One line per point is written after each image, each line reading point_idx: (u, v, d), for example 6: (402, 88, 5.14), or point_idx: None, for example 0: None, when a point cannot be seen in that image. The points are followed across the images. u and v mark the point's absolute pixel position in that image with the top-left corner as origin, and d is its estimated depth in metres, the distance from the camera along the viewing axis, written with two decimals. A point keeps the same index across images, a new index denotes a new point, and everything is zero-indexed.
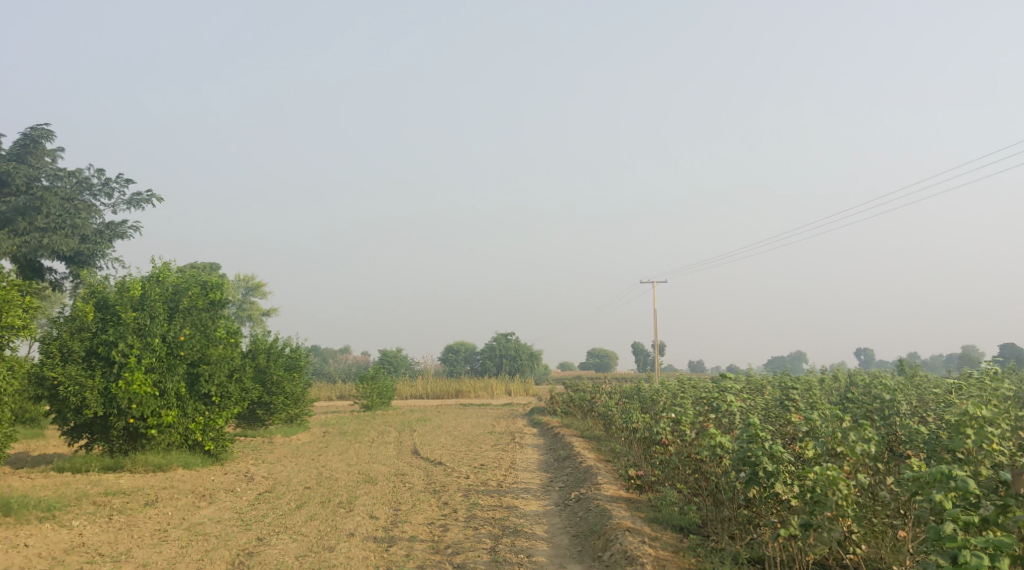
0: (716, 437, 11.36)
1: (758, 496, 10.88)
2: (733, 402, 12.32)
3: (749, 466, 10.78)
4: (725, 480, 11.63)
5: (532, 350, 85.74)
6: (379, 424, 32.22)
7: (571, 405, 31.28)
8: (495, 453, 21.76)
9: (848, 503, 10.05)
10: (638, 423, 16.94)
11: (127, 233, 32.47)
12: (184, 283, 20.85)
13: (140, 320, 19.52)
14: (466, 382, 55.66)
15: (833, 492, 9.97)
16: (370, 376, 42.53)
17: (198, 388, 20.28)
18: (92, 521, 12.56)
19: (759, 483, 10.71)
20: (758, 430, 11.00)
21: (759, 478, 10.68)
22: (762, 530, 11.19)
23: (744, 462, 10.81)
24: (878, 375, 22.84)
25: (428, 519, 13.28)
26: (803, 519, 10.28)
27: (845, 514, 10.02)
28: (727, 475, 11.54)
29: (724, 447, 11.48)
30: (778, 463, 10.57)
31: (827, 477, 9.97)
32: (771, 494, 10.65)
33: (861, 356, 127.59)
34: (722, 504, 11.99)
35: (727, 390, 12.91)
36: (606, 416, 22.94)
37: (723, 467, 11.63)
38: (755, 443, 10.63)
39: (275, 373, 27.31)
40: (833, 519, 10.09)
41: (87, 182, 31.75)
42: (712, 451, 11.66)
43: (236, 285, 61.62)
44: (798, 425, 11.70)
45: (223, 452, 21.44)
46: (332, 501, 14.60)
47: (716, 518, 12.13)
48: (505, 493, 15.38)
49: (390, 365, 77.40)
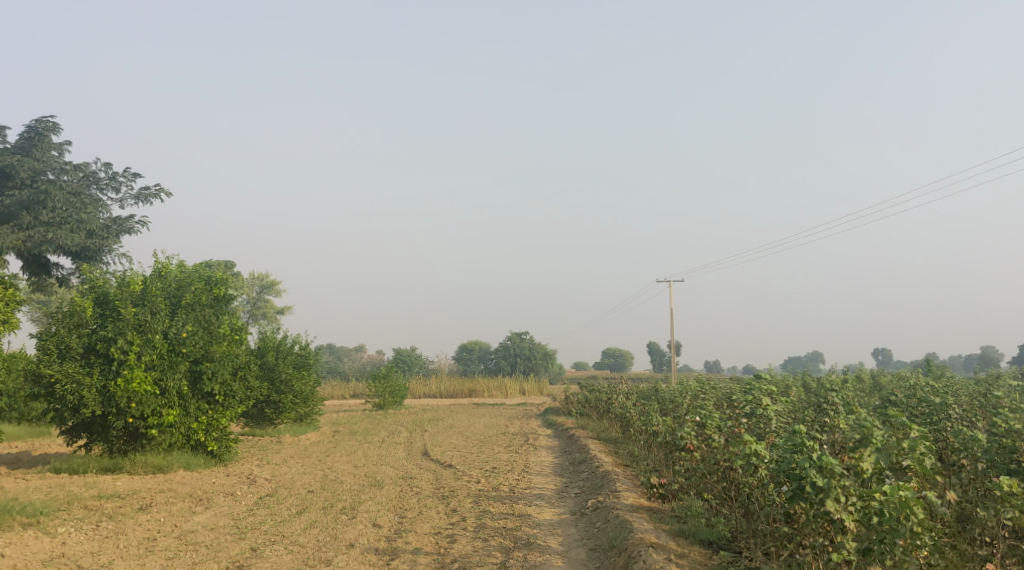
0: (752, 445, 10.60)
1: (805, 513, 10.07)
2: (770, 406, 11.54)
3: (794, 480, 10.03)
4: (761, 492, 10.84)
5: (548, 350, 84.91)
6: (391, 423, 31.50)
7: (586, 406, 30.43)
8: (508, 455, 20.96)
9: (924, 530, 9.56)
10: (659, 426, 16.09)
11: (135, 228, 31.83)
12: (188, 278, 20.15)
13: (140, 316, 18.81)
14: (480, 381, 54.95)
15: (906, 517, 9.47)
16: (382, 374, 41.82)
17: (200, 386, 19.56)
18: (77, 528, 11.85)
19: (805, 498, 9.94)
20: (803, 438, 10.23)
21: (807, 493, 9.90)
22: (806, 551, 10.33)
23: (789, 476, 10.04)
24: (907, 377, 21.90)
25: (434, 529, 12.47)
26: (862, 544, 9.71)
27: (922, 543, 9.47)
28: (763, 486, 10.75)
29: (760, 456, 10.73)
30: (829, 479, 9.78)
31: (899, 498, 9.48)
32: (821, 513, 9.85)
33: (880, 356, 126.14)
34: (754, 517, 11.24)
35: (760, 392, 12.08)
36: (624, 418, 22.09)
37: (759, 478, 10.83)
38: (805, 455, 9.88)
39: (283, 371, 26.59)
40: (908, 549, 9.55)
41: (94, 177, 31.14)
42: (747, 461, 10.90)
43: (251, 283, 61.15)
44: (846, 433, 10.88)
45: (228, 453, 20.68)
46: (334, 507, 13.80)
47: (748, 532, 11.33)
48: (517, 500, 14.55)
49: (404, 364, 76.78)
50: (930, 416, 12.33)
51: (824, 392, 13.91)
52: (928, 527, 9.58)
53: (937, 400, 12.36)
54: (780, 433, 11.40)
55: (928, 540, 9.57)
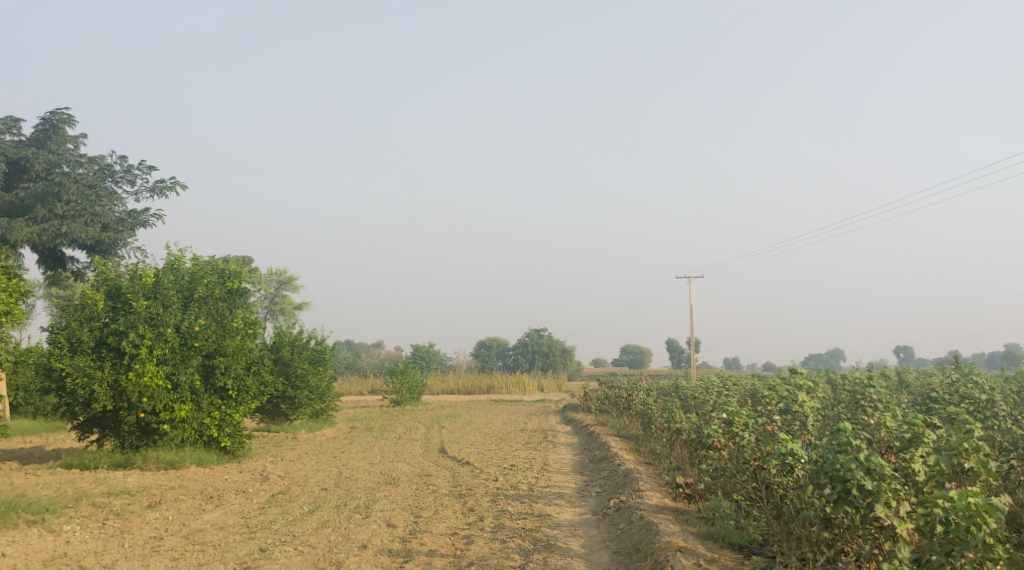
0: (789, 444, 10.18)
1: (853, 520, 9.59)
2: (806, 404, 11.06)
3: (838, 482, 9.52)
4: (796, 494, 10.41)
5: (566, 346, 84.40)
6: (409, 420, 31.03)
7: (605, 403, 29.95)
8: (526, 453, 20.52)
9: (995, 542, 9.13)
10: (684, 423, 15.56)
11: (150, 221, 31.58)
12: (201, 271, 19.79)
13: (152, 310, 18.48)
14: (498, 377, 54.55)
15: (978, 528, 9.01)
16: (400, 370, 41.47)
17: (213, 381, 19.24)
18: (83, 526, 11.49)
19: (851, 503, 9.46)
20: (848, 437, 9.71)
21: (854, 496, 9.41)
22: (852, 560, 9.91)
23: (833, 478, 9.54)
24: (936, 376, 21.30)
25: (450, 529, 12.04)
26: (917, 553, 9.30)
27: (994, 555, 9.06)
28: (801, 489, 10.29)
29: (796, 456, 10.31)
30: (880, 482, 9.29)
31: (971, 507, 9.02)
32: (870, 519, 9.41)
33: (901, 353, 124.84)
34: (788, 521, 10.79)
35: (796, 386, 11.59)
36: (645, 415, 21.61)
37: (795, 479, 10.40)
38: (852, 456, 9.39)
39: (299, 366, 26.22)
40: (979, 561, 9.13)
41: (109, 170, 30.92)
42: (781, 461, 10.46)
43: (268, 279, 61.03)
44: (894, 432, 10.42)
45: (241, 449, 20.32)
46: (348, 505, 13.39)
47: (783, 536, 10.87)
48: (536, 499, 14.09)
49: (422, 360, 76.47)
50: (975, 412, 11.86)
51: (859, 390, 13.43)
52: (1001, 538, 9.15)
53: (983, 397, 11.85)
54: (814, 430, 10.95)
55: (1001, 552, 9.11)
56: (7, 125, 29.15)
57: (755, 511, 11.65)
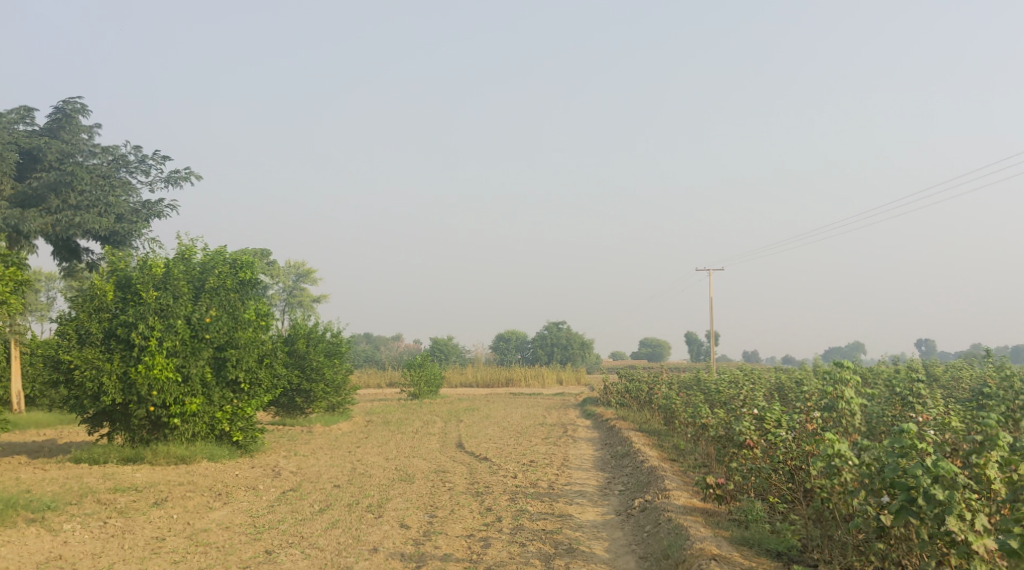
0: (837, 445, 9.54)
1: (922, 534, 8.97)
2: (856, 403, 10.43)
3: (901, 490, 8.89)
4: (843, 498, 9.80)
5: (585, 339, 83.71)
6: (427, 413, 30.52)
7: (625, 396, 29.29)
8: (546, 447, 19.93)
9: None
10: (710, 419, 14.93)
11: (164, 212, 31.20)
12: (212, 261, 19.31)
13: (162, 301, 18.01)
14: (517, 370, 54.01)
15: None
16: (418, 362, 40.99)
17: (224, 373, 18.76)
18: (84, 525, 11.03)
19: (916, 512, 8.84)
20: (912, 440, 9.12)
21: (920, 507, 8.78)
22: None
23: (896, 485, 8.92)
24: (970, 370, 20.52)
25: (466, 531, 11.48)
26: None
27: None
28: (853, 494, 9.65)
29: (844, 458, 9.67)
30: (950, 491, 8.69)
31: None
32: (942, 533, 8.76)
33: (923, 346, 123.38)
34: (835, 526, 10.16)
35: (842, 381, 10.89)
36: (667, 410, 20.97)
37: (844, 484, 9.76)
38: (919, 461, 8.78)
39: (314, 359, 25.72)
40: None
41: (124, 160, 30.55)
42: (826, 464, 9.83)
43: (286, 272, 60.73)
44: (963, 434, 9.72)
45: (253, 443, 19.85)
46: (360, 504, 12.86)
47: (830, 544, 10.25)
48: (557, 498, 13.50)
49: (441, 354, 76.05)
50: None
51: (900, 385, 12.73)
52: None
53: None
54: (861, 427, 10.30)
55: None
56: (21, 115, 28.83)
57: (793, 514, 11.04)
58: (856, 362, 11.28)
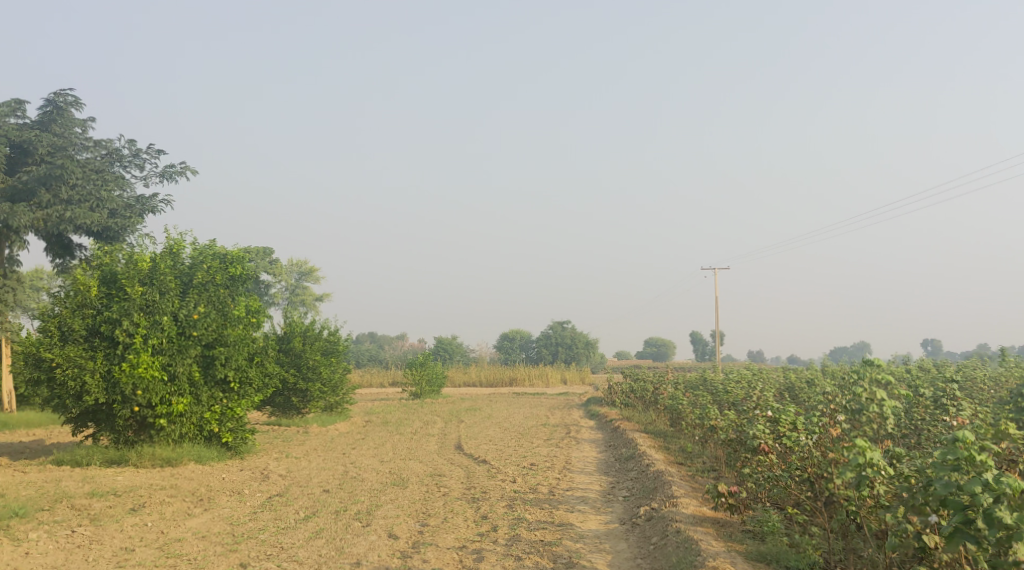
0: (871, 455, 8.88)
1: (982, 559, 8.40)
2: (890, 407, 9.77)
3: (956, 509, 8.32)
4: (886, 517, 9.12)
5: (589, 338, 83.01)
6: (427, 413, 29.82)
7: (629, 396, 28.53)
8: (547, 449, 19.18)
9: None
10: (719, 420, 14.18)
11: (159, 207, 30.54)
12: (201, 256, 18.60)
13: (148, 296, 17.33)
14: (521, 369, 53.33)
15: None
16: (419, 361, 40.25)
17: (213, 373, 18.04)
18: (51, 534, 10.41)
19: (973, 535, 8.23)
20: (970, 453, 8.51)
21: (979, 530, 8.20)
22: None
23: (950, 503, 8.34)
24: (986, 370, 19.80)
25: (459, 542, 10.75)
26: None
27: None
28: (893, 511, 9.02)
29: (882, 472, 8.97)
30: (1018, 513, 8.11)
31: None
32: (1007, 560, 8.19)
33: (928, 345, 122.49)
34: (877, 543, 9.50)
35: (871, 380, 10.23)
36: (674, 411, 20.21)
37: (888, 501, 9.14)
38: (978, 479, 8.20)
39: (310, 357, 25.02)
40: None
41: (117, 154, 29.85)
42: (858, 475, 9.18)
43: (289, 270, 60.08)
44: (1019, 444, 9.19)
45: (243, 445, 19.12)
46: (347, 511, 12.14)
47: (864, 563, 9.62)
48: (557, 505, 12.76)
49: (445, 353, 75.41)
50: None
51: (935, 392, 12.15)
52: None
53: None
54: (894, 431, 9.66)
55: None
56: (11, 107, 28.12)
57: (812, 526, 10.38)
58: (887, 361, 10.59)
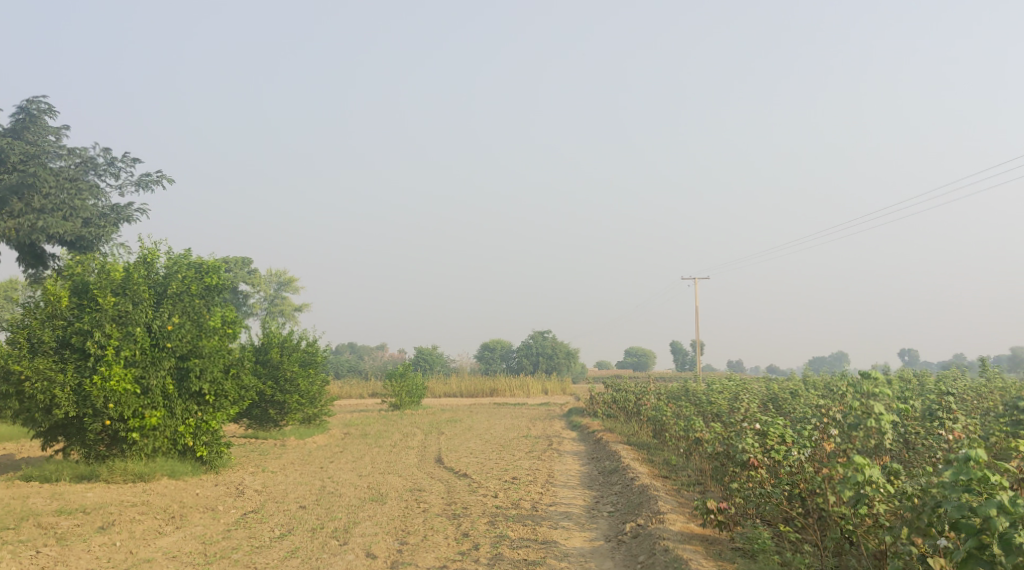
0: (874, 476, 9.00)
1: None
2: (888, 421, 9.85)
3: (970, 534, 8.41)
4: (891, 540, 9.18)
5: (570, 348, 82.77)
6: (407, 425, 29.43)
7: (611, 407, 28.25)
8: (529, 462, 18.87)
9: None
10: (705, 433, 13.95)
11: (134, 216, 30.05)
12: (175, 266, 18.18)
13: (121, 307, 16.92)
14: (501, 379, 52.95)
15: None
16: (399, 373, 39.82)
17: (187, 385, 17.62)
18: (15, 557, 10.04)
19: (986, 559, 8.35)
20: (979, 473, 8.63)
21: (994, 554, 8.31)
22: None
23: (963, 527, 8.44)
24: (969, 380, 19.68)
25: (439, 561, 10.45)
26: None
27: None
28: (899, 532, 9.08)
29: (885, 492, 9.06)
30: None
31: None
32: None
33: (906, 355, 123.13)
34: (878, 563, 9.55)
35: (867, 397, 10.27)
36: (657, 422, 19.94)
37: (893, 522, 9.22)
38: (993, 502, 8.33)
39: (288, 369, 24.60)
40: None
41: (92, 162, 29.37)
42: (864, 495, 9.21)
43: (268, 280, 59.52)
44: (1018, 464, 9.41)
45: (219, 459, 18.68)
46: (324, 528, 11.81)
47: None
48: (540, 521, 12.46)
49: (425, 364, 74.94)
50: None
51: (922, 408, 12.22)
52: None
53: None
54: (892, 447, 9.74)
55: None
56: None
57: (804, 545, 10.36)
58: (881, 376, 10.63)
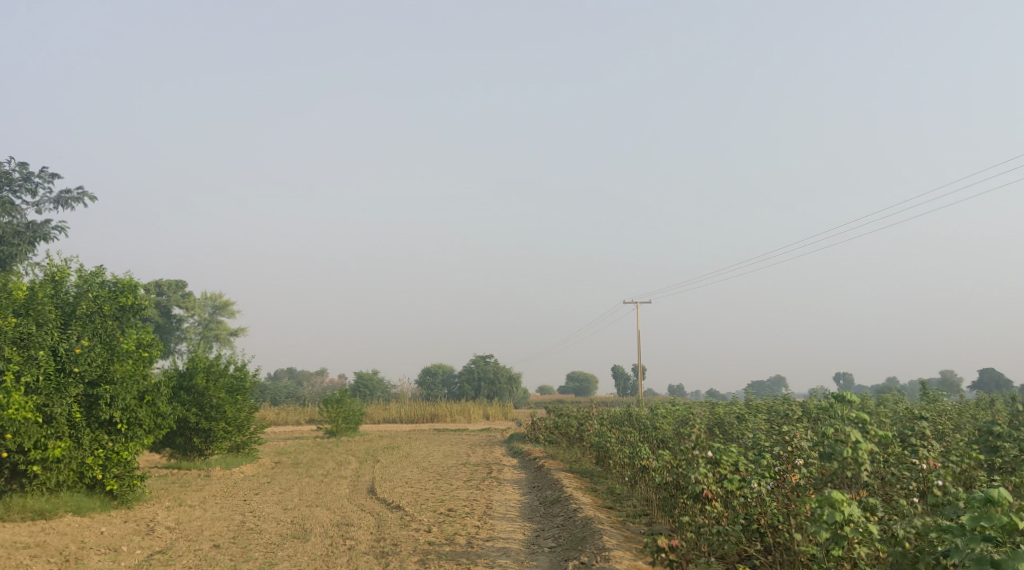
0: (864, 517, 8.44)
1: None
2: (864, 451, 9.44)
3: None
4: None
5: (512, 373, 82.00)
6: (342, 452, 28.23)
7: (553, 432, 27.45)
8: (467, 492, 17.96)
9: None
10: (652, 462, 13.19)
11: (51, 235, 28.46)
12: (87, 286, 16.88)
13: (22, 329, 15.55)
14: (442, 405, 51.88)
15: None
16: (336, 399, 38.49)
17: (97, 414, 16.33)
18: None
19: None
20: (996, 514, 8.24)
21: None
22: None
23: None
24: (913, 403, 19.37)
25: None
26: None
27: None
28: None
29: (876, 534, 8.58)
30: None
31: None
32: None
33: (843, 378, 125.06)
34: None
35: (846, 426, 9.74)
36: (599, 448, 19.22)
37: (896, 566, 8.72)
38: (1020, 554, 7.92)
39: (214, 396, 23.27)
40: None
41: (7, 178, 27.81)
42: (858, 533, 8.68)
43: (202, 304, 57.60)
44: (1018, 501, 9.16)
45: (132, 492, 17.37)
46: None
47: None
48: (476, 559, 11.53)
49: (365, 390, 73.41)
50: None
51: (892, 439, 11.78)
52: None
53: None
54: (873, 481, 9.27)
55: None
56: None
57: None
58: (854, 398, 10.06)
